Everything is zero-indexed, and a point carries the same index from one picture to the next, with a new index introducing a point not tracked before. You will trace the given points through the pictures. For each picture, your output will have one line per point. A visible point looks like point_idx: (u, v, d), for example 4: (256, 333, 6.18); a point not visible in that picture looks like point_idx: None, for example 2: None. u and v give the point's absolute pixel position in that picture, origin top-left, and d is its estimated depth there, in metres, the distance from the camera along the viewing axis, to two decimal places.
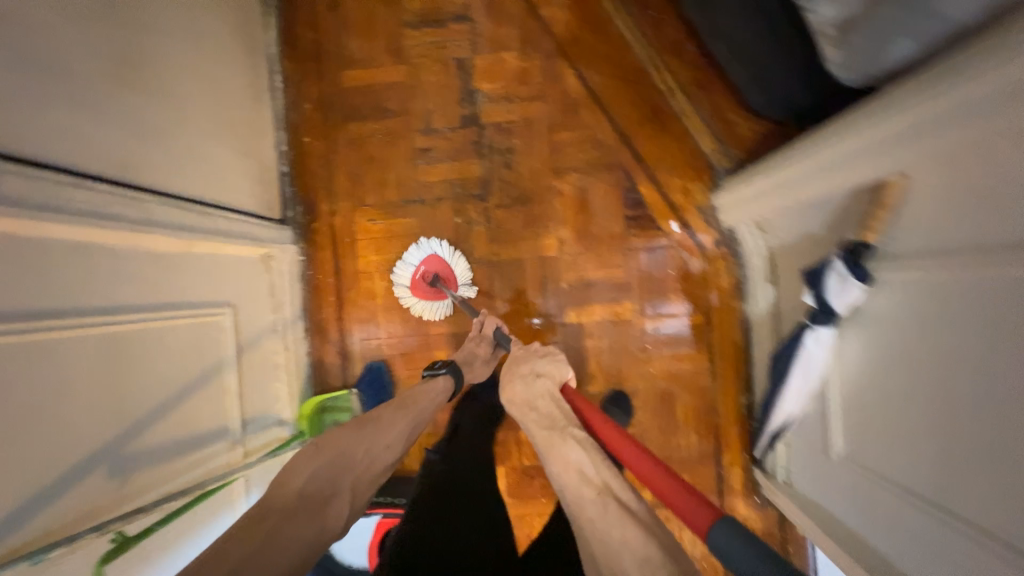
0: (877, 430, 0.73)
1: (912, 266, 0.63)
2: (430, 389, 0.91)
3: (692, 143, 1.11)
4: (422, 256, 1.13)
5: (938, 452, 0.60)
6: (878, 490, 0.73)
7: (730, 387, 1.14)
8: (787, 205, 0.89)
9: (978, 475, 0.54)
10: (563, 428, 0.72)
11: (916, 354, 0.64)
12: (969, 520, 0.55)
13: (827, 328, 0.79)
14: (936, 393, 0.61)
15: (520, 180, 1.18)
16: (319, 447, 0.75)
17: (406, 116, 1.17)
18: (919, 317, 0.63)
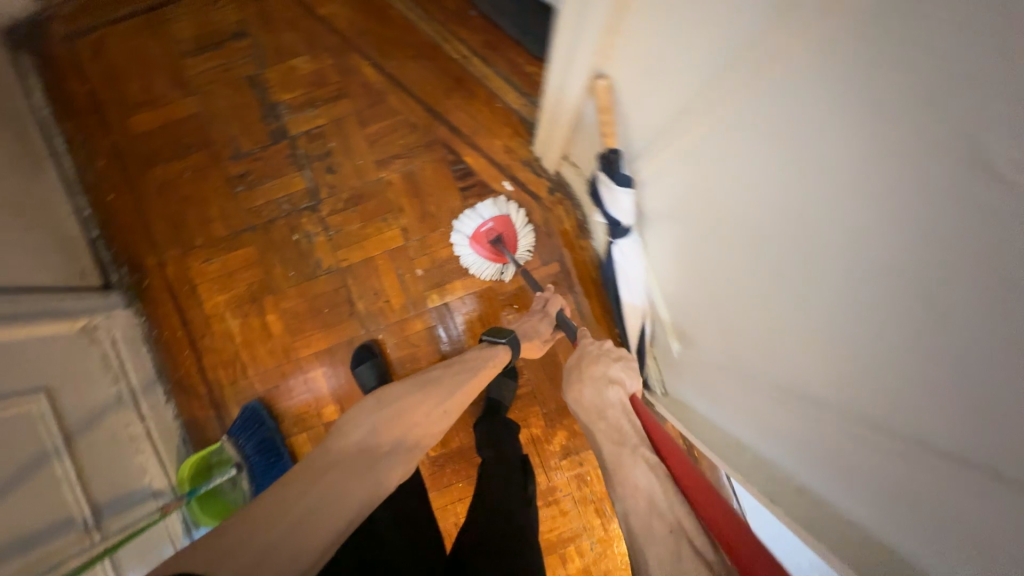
0: (705, 319, 0.70)
1: (665, 146, 0.63)
2: (484, 355, 0.86)
3: (499, 104, 1.13)
4: (496, 213, 1.07)
5: (760, 327, 0.55)
6: (719, 377, 0.71)
7: (605, 325, 1.12)
8: (567, 133, 0.89)
9: (773, 323, 0.52)
10: (632, 444, 0.58)
11: (708, 230, 0.61)
12: (783, 371, 0.53)
13: (627, 238, 0.82)
14: (723, 261, 0.59)
15: (346, 179, 1.13)
16: (378, 403, 0.74)
17: (210, 147, 1.11)
18: (693, 190, 0.60)
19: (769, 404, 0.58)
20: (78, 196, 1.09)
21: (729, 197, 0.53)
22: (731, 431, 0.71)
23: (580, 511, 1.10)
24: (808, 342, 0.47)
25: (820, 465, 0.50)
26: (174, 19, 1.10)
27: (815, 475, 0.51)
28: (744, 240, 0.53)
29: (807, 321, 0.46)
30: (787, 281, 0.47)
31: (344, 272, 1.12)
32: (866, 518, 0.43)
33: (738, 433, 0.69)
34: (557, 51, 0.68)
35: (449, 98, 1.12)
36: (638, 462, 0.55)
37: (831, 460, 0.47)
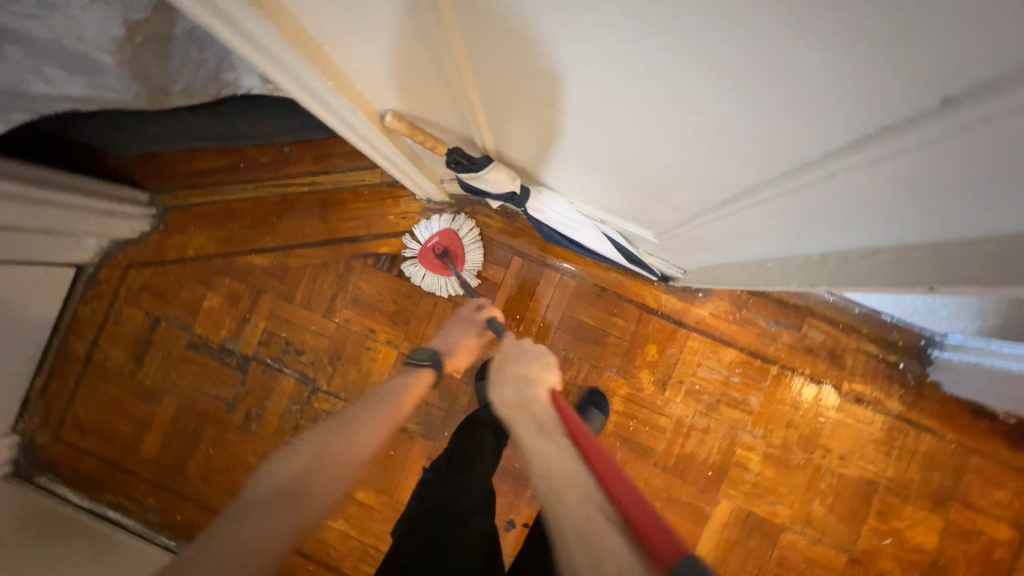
0: (646, 196, 0.68)
1: (485, 109, 0.61)
2: (410, 380, 0.83)
3: (366, 190, 1.16)
4: (438, 228, 1.10)
5: (680, 167, 0.54)
6: (704, 228, 0.69)
7: (594, 265, 1.11)
8: (415, 166, 0.89)
9: (692, 157, 0.49)
10: (548, 431, 0.63)
11: (573, 136, 0.60)
12: (742, 183, 0.50)
13: (533, 195, 0.81)
14: (611, 146, 0.57)
15: (314, 347, 1.16)
16: (296, 450, 0.63)
17: (208, 417, 1.17)
18: (532, 120, 0.60)
19: (758, 213, 0.55)
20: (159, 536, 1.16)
21: (562, 100, 0.51)
22: (761, 251, 0.68)
23: (716, 417, 1.10)
24: (730, 147, 0.44)
25: (847, 219, 0.47)
26: (105, 357, 1.18)
27: (850, 228, 0.48)
28: (607, 117, 0.50)
29: (714, 134, 0.43)
30: (668, 119, 0.44)
31: None
32: (922, 228, 0.41)
33: (768, 248, 0.66)
34: (337, 123, 0.68)
35: (329, 221, 1.16)
36: (550, 443, 0.60)
37: (848, 209, 0.45)
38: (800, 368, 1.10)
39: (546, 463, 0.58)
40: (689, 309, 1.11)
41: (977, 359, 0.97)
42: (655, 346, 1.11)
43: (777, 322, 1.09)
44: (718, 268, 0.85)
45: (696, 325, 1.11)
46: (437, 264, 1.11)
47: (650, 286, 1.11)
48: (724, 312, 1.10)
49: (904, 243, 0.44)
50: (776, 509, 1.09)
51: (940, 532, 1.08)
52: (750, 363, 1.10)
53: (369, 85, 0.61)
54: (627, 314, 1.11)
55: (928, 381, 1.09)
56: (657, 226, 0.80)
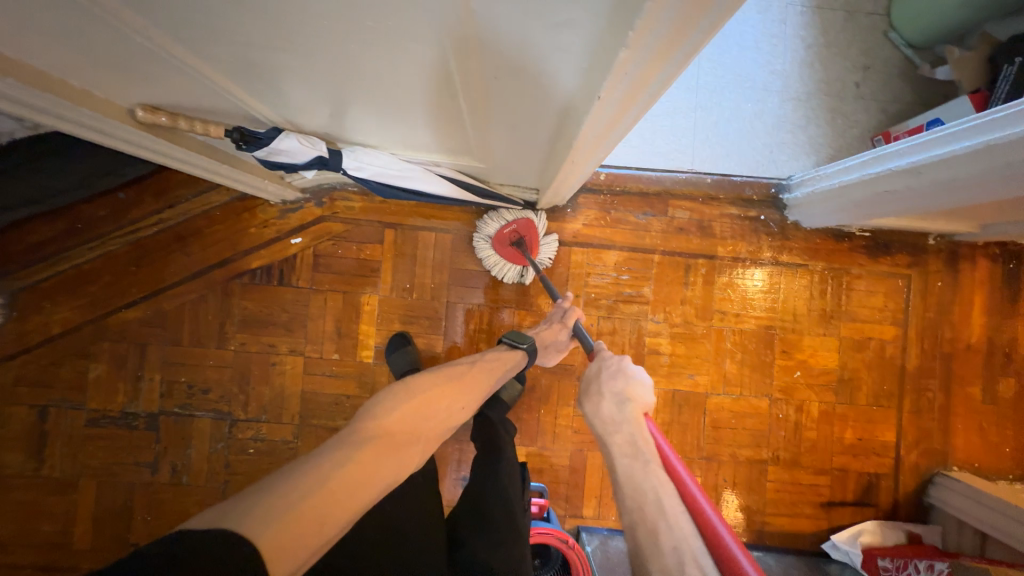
0: (430, 113, 0.68)
1: (222, 77, 0.59)
2: (501, 358, 0.88)
3: (219, 212, 1.13)
4: (520, 218, 1.08)
5: (411, 63, 0.54)
6: (497, 128, 0.70)
7: (463, 214, 1.14)
8: (229, 163, 0.86)
9: (394, 41, 0.49)
10: (646, 460, 0.65)
11: (318, 74, 0.58)
12: (455, 54, 0.50)
13: (348, 158, 0.81)
14: (341, 67, 0.56)
15: (220, 381, 1.13)
16: (406, 391, 0.71)
17: (135, 486, 1.12)
18: (272, 72, 0.58)
19: (500, 87, 0.55)
20: None
21: (248, 34, 0.49)
22: (550, 137, 0.69)
23: (620, 316, 1.15)
24: (399, 14, 0.44)
25: (544, 65, 0.47)
26: (1, 464, 1.11)
27: (554, 75, 0.49)
28: (297, 35, 0.49)
29: (374, 4, 0.43)
30: (329, 4, 0.43)
31: (302, 423, 1.13)
32: (577, 40, 0.42)
33: (552, 132, 0.67)
34: (93, 131, 0.65)
35: (192, 253, 1.13)
36: (650, 476, 0.62)
37: (527, 54, 0.46)
38: (678, 248, 1.16)
39: (640, 493, 0.61)
40: (565, 226, 1.16)
41: (811, 188, 1.06)
42: (543, 271, 1.15)
43: (645, 213, 1.15)
44: (550, 175, 0.87)
45: (575, 240, 1.15)
46: (509, 252, 1.10)
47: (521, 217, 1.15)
48: (596, 219, 1.15)
49: (587, 63, 0.45)
50: (697, 379, 1.17)
51: (839, 350, 1.18)
52: (634, 258, 1.16)
53: (101, 83, 0.59)
54: None
55: (789, 224, 1.18)
56: (475, 147, 0.81)
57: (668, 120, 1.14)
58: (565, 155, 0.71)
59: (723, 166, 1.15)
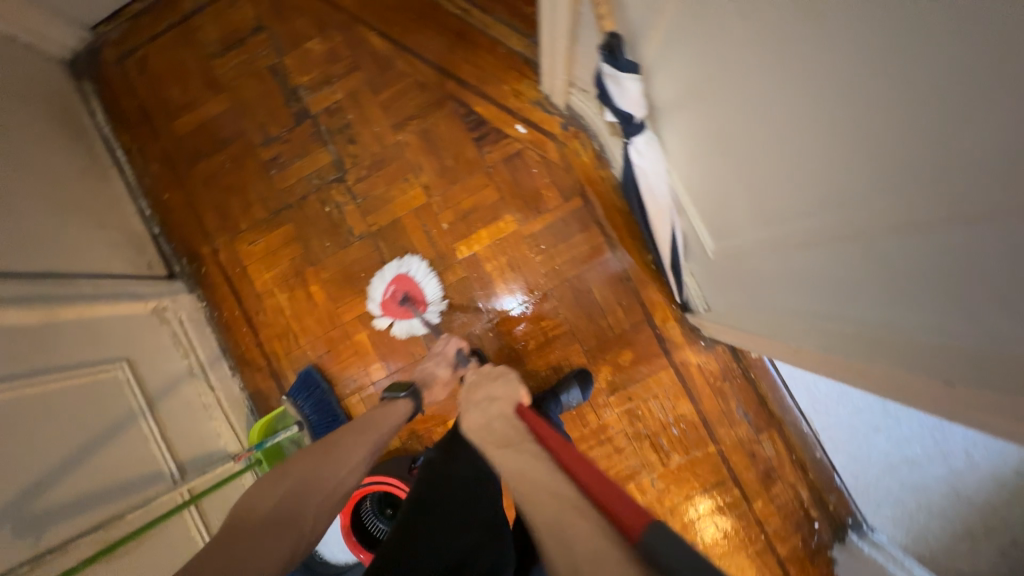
0: (738, 201, 0.70)
1: (668, 23, 0.61)
2: (387, 413, 0.90)
3: (503, 50, 1.14)
4: (394, 275, 1.13)
5: (788, 176, 0.55)
6: (792, 263, 0.64)
7: (635, 251, 1.11)
8: (576, 48, 0.87)
9: (803, 161, 0.51)
10: (506, 443, 0.65)
11: (722, 98, 0.60)
12: (825, 201, 0.51)
13: (642, 136, 0.78)
14: (771, 113, 0.52)
15: (366, 147, 1.17)
16: (283, 472, 0.75)
17: (244, 136, 1.19)
18: (699, 61, 0.60)
19: (867, 264, 0.49)
20: (139, 198, 1.20)
21: (762, 27, 0.46)
22: (822, 311, 0.63)
23: (636, 449, 1.10)
24: (892, 162, 0.39)
25: (889, 291, 0.48)
26: (202, 27, 1.21)
27: (943, 317, 0.42)
28: (788, 71, 0.45)
29: (834, 124, 0.43)
30: (806, 89, 0.44)
31: (375, 235, 1.17)
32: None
33: (835, 316, 0.61)
34: None
35: (454, 52, 1.15)
36: (521, 452, 0.61)
37: (891, 276, 0.47)
38: (732, 463, 1.09)
39: (519, 463, 0.59)
40: (682, 349, 1.11)
41: (884, 561, 0.95)
42: (630, 353, 1.11)
43: (744, 412, 1.09)
44: (758, 316, 0.81)
45: (678, 364, 1.10)
46: (400, 311, 1.13)
47: (668, 303, 1.10)
48: (710, 372, 1.09)
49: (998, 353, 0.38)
50: None
51: None
52: (695, 424, 1.10)
53: None
54: (627, 311, 1.12)
55: (825, 553, 1.07)
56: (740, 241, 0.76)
57: None
58: (809, 329, 0.68)
59: (835, 458, 1.07)
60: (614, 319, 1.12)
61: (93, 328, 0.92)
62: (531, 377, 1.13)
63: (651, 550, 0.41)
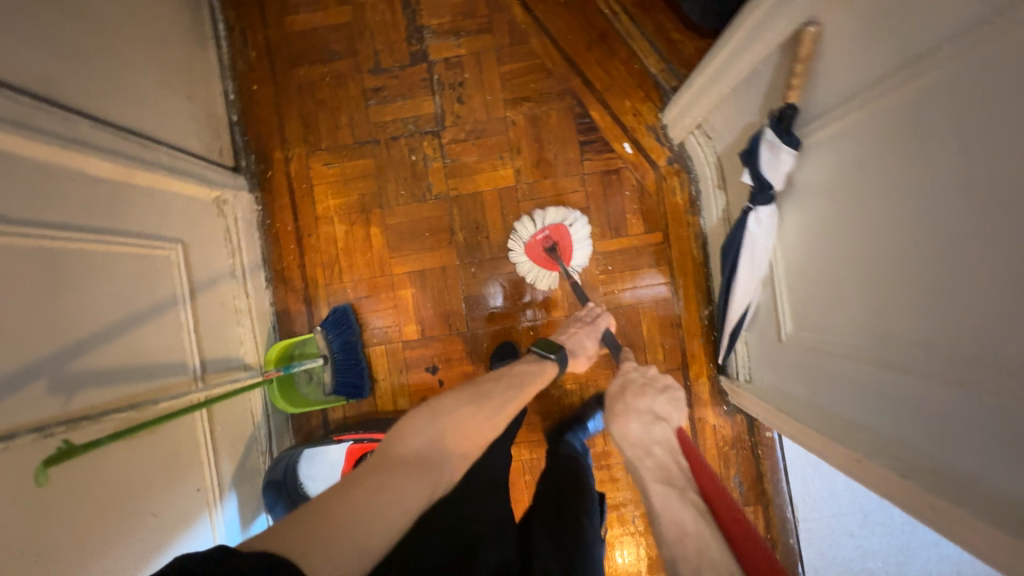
0: (833, 298, 0.72)
1: (848, 119, 0.62)
2: (535, 372, 0.84)
3: (638, 66, 1.12)
4: (552, 222, 1.10)
5: (904, 299, 0.58)
6: (863, 374, 0.67)
7: (693, 303, 1.13)
8: (726, 98, 0.87)
9: (928, 293, 0.54)
10: (678, 485, 0.62)
11: (870, 203, 0.62)
12: (934, 335, 0.54)
13: (768, 207, 0.79)
14: (917, 241, 0.55)
15: (473, 111, 1.14)
16: (433, 410, 0.69)
17: (355, 57, 1.15)
18: (864, 164, 0.61)
19: (952, 405, 0.52)
20: (226, 79, 1.14)
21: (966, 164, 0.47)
22: (871, 423, 0.66)
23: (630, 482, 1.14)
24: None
25: (954, 433, 0.53)
26: None
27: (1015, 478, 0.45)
28: (975, 215, 0.47)
29: (983, 277, 0.47)
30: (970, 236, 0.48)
31: (452, 200, 1.15)
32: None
33: (883, 433, 0.64)
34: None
35: (589, 51, 1.13)
36: (683, 501, 0.59)
37: (962, 421, 0.51)
38: None
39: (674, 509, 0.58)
40: (704, 407, 1.14)
41: None
42: None
43: (739, 482, 1.13)
44: (797, 404, 0.84)
45: (695, 419, 1.14)
46: (542, 259, 1.11)
47: (706, 361, 1.13)
48: (722, 437, 1.13)
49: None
50: None
51: None
52: None
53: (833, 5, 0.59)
54: (666, 354, 1.14)
55: None
56: (816, 333, 0.78)
57: (843, 482, 1.10)
58: (836, 430, 0.73)
59: (807, 550, 1.11)
60: (652, 359, 1.13)
61: (159, 200, 0.88)
62: (556, 385, 1.15)
63: None
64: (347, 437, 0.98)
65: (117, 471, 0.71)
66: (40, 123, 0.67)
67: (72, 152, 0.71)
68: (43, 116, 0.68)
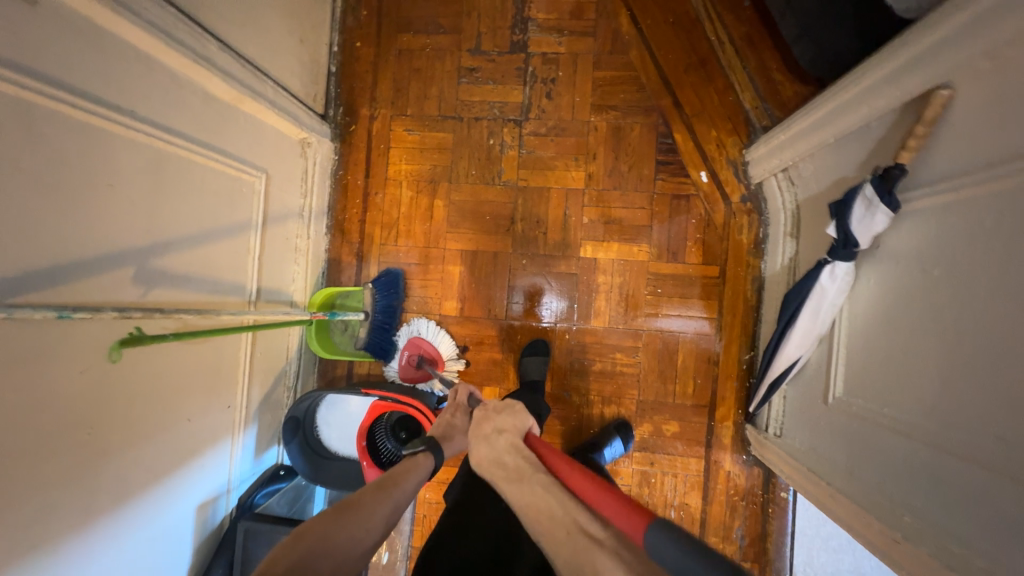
0: (897, 370, 0.70)
1: (960, 191, 0.60)
2: (410, 470, 0.75)
3: (734, 99, 1.11)
4: (405, 338, 1.14)
5: (979, 386, 0.56)
6: (920, 455, 0.64)
7: (736, 344, 1.11)
8: (824, 147, 0.85)
9: (1012, 385, 0.52)
10: (518, 470, 0.64)
11: (964, 282, 0.60)
12: (1007, 431, 0.52)
13: (846, 264, 0.77)
14: (1010, 330, 0.53)
15: (558, 110, 1.16)
16: (295, 535, 0.58)
17: (458, 34, 1.18)
18: (968, 240, 0.59)
19: (1016, 505, 0.50)
20: (335, 32, 1.19)
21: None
22: (917, 506, 0.64)
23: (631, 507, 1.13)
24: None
25: (1011, 534, 0.51)
26: None
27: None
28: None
29: None
30: None
31: (519, 190, 1.16)
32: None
33: (931, 520, 0.62)
34: (897, 49, 0.65)
35: (687, 74, 1.12)
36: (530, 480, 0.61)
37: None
38: None
39: (532, 496, 0.59)
40: (722, 451, 1.12)
41: None
42: (676, 427, 1.12)
43: (742, 536, 1.10)
44: (833, 471, 0.82)
45: (711, 461, 1.11)
46: (414, 375, 1.12)
47: (736, 406, 1.10)
48: (734, 485, 1.10)
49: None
50: None
51: None
52: (693, 519, 1.11)
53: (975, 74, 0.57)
54: (696, 388, 1.12)
55: None
56: (872, 403, 0.75)
57: (852, 565, 1.04)
58: (875, 507, 0.71)
59: None
60: (682, 390, 1.12)
61: (256, 130, 0.93)
62: (578, 392, 1.14)
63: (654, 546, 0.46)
64: (373, 393, 0.99)
65: (168, 367, 0.75)
66: (185, 36, 0.72)
67: (203, 69, 0.76)
68: (190, 31, 0.73)
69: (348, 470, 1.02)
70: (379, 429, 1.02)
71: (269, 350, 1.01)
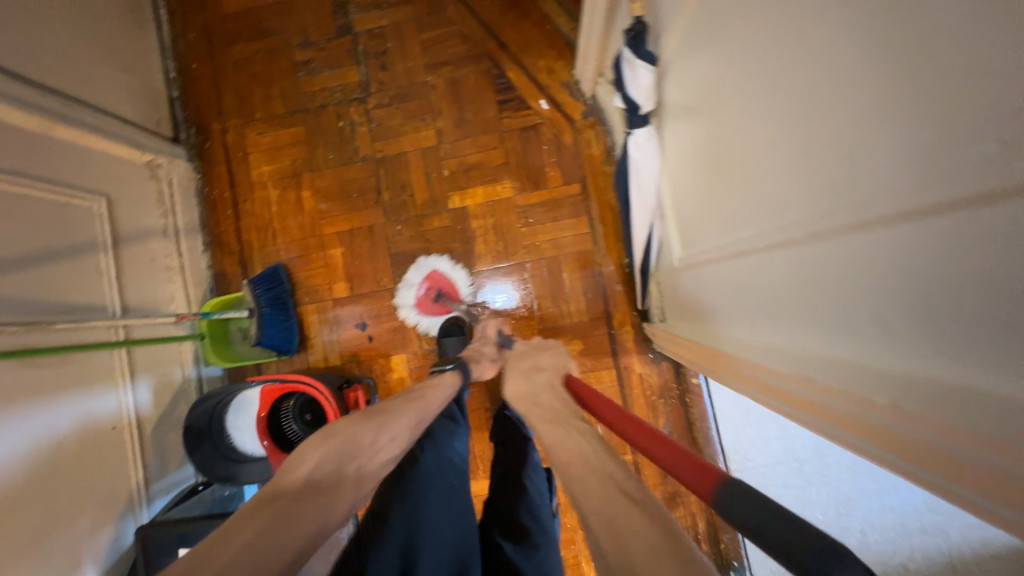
0: (700, 208, 0.74)
1: (683, 22, 0.63)
2: (434, 387, 0.76)
3: (552, 27, 1.16)
4: (425, 274, 1.15)
5: (738, 187, 0.60)
6: (725, 274, 0.68)
7: (615, 252, 1.14)
8: (610, 36, 0.90)
9: (750, 172, 0.55)
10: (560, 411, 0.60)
11: (705, 102, 0.64)
12: (758, 216, 0.55)
13: (643, 131, 0.83)
14: (739, 123, 0.56)
15: (395, 78, 1.20)
16: (325, 434, 0.62)
17: (284, 33, 1.22)
18: (697, 63, 0.63)
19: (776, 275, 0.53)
20: (169, 60, 1.23)
21: (761, 22, 0.47)
22: (739, 324, 0.67)
23: None
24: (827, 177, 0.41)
25: (782, 304, 0.54)
26: None
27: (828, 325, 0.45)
28: (766, 78, 0.48)
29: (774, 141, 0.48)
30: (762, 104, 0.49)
31: (377, 162, 1.19)
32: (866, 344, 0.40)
33: (746, 329, 0.65)
34: None
35: (503, 15, 1.18)
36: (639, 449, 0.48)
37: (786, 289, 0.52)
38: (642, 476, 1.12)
39: (556, 432, 0.54)
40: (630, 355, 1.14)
41: None
42: (581, 344, 1.14)
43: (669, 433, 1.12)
44: (695, 327, 0.85)
45: (621, 366, 1.13)
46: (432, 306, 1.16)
47: (629, 309, 1.13)
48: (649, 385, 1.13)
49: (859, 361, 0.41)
50: None
51: None
52: None
53: None
54: (589, 303, 1.14)
55: None
56: (696, 249, 0.78)
57: None
58: (720, 341, 0.73)
59: None
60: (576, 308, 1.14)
61: (80, 155, 0.95)
62: None
63: (721, 504, 0.36)
64: (257, 380, 0.98)
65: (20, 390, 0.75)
66: None
67: None
68: None
69: (261, 467, 1.00)
70: (282, 412, 1.01)
71: (155, 368, 1.02)
